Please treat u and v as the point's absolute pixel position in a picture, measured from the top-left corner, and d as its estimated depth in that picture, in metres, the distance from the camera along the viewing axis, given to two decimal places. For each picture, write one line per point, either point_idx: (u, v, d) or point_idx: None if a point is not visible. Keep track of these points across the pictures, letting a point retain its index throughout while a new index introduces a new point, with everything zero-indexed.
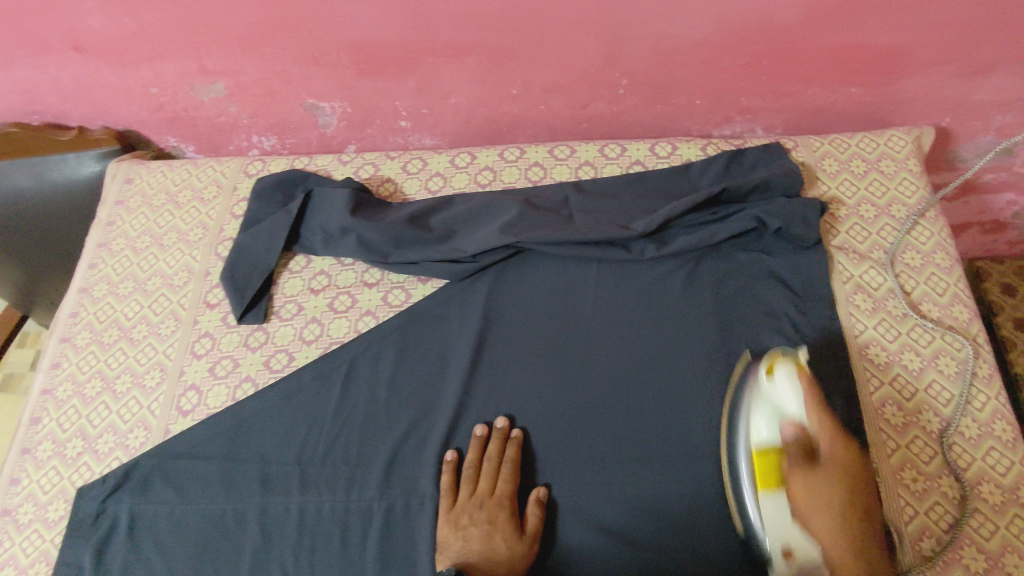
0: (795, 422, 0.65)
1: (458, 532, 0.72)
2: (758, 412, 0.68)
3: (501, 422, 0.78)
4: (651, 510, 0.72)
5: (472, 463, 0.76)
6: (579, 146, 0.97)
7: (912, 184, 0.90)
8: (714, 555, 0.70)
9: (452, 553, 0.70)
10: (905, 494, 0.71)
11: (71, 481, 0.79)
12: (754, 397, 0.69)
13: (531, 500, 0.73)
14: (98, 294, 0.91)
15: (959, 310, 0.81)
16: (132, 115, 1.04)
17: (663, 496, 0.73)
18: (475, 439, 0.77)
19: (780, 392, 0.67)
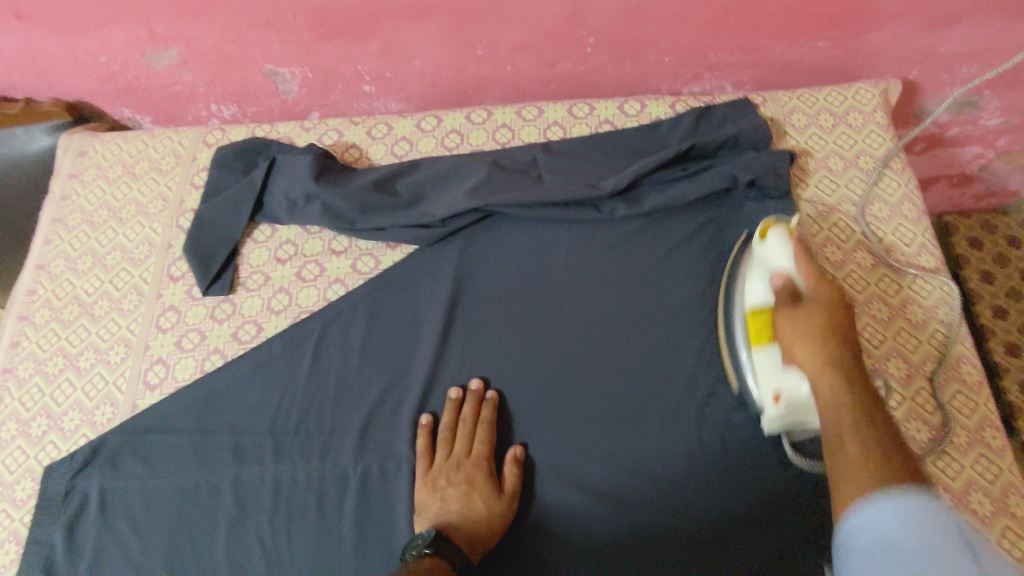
0: (784, 277, 0.65)
1: (435, 493, 0.71)
2: (757, 275, 0.69)
3: (476, 384, 0.77)
4: (625, 465, 0.73)
5: (449, 426, 0.75)
6: (547, 107, 0.95)
7: (880, 136, 0.90)
8: (688, 505, 0.70)
9: (431, 514, 0.70)
10: None
11: (38, 460, 0.77)
12: (750, 265, 0.72)
13: (508, 460, 0.73)
14: (55, 270, 0.89)
15: (927, 259, 0.82)
16: (83, 86, 1.00)
17: (636, 451, 0.73)
18: (450, 401, 0.77)
19: (771, 250, 0.67)
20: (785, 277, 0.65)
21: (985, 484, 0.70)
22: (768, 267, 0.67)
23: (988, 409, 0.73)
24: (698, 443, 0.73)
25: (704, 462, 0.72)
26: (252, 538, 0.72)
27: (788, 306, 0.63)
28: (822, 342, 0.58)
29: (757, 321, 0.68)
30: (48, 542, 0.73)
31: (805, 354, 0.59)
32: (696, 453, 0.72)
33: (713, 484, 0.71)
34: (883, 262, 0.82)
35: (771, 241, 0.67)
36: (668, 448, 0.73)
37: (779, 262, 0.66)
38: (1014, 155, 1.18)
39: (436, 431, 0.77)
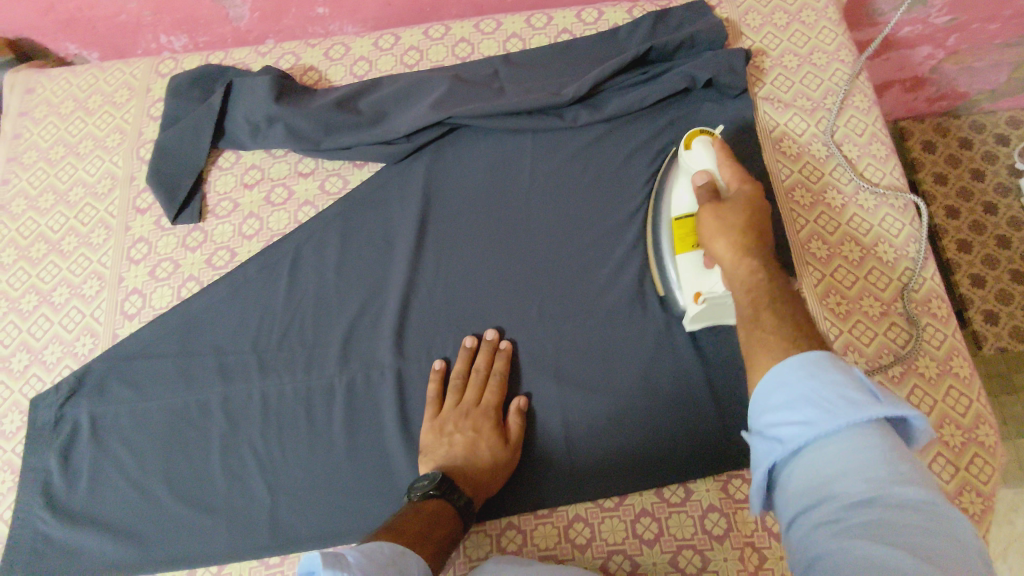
0: (706, 173, 0.68)
1: (443, 438, 0.71)
2: (682, 184, 0.73)
3: (491, 333, 0.78)
4: (600, 357, 0.76)
5: (461, 374, 0.76)
6: (505, 19, 0.94)
7: (832, 32, 0.92)
8: (660, 388, 0.74)
9: (434, 456, 0.71)
10: (831, 317, 0.78)
11: (23, 393, 0.78)
12: (677, 178, 0.74)
13: (512, 411, 0.74)
14: (17, 210, 0.87)
15: (877, 148, 0.85)
16: (21, 19, 0.96)
17: (610, 345, 0.77)
18: (464, 350, 0.77)
19: (695, 155, 0.70)
20: (707, 173, 0.68)
21: (931, 349, 0.75)
22: (690, 170, 0.71)
23: (934, 282, 0.78)
24: (667, 332, 0.77)
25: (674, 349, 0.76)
26: (246, 450, 0.75)
27: (710, 202, 0.65)
28: (734, 237, 0.61)
29: (683, 228, 0.72)
30: (43, 468, 0.75)
31: (722, 248, 0.62)
32: (665, 341, 0.76)
33: (683, 369, 0.75)
34: (836, 153, 0.85)
35: (699, 147, 0.70)
36: (639, 338, 0.77)
37: (704, 164, 0.69)
38: (963, 54, 1.22)
39: (447, 378, 0.77)
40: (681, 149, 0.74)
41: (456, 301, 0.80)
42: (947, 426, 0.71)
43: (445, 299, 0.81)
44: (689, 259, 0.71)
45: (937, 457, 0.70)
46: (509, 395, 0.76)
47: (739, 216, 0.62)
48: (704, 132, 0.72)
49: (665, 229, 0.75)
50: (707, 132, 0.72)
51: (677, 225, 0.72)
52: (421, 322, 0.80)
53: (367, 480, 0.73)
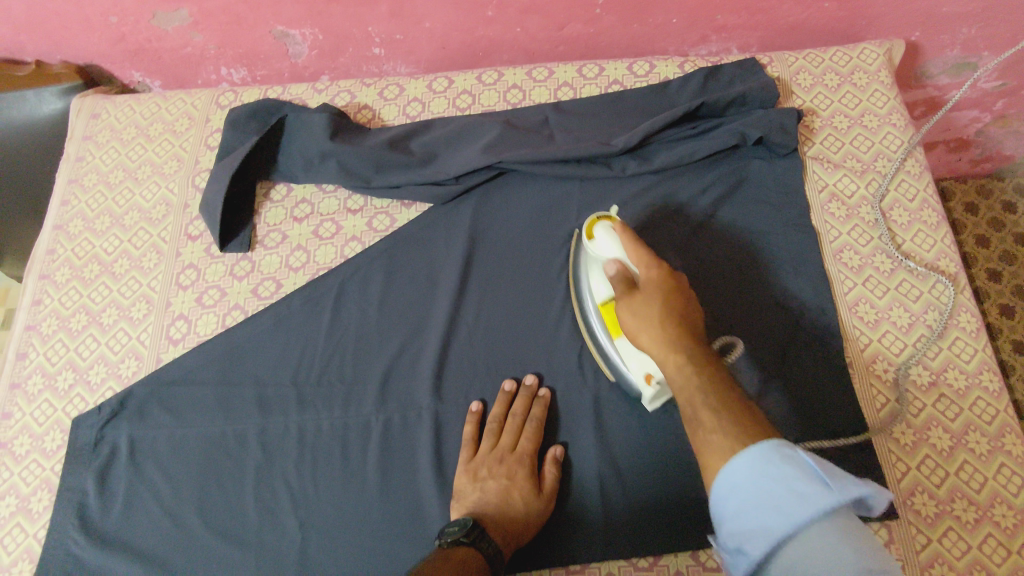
0: (616, 263, 0.66)
1: (476, 482, 0.71)
2: (596, 274, 0.73)
3: (530, 379, 0.77)
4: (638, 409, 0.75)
5: (497, 418, 0.75)
6: (557, 68, 0.96)
7: (884, 95, 0.91)
8: None
9: (467, 501, 0.70)
10: (879, 384, 0.76)
11: (66, 412, 0.79)
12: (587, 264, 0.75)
13: (549, 460, 0.73)
14: (74, 230, 0.90)
15: (928, 214, 0.84)
16: (93, 48, 1.00)
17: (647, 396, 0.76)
18: (503, 393, 0.76)
19: (601, 247, 0.69)
20: (618, 262, 0.66)
21: (982, 424, 0.72)
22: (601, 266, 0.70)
23: (986, 354, 0.76)
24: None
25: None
26: (279, 484, 0.75)
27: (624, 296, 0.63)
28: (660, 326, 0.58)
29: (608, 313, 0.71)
30: (78, 490, 0.75)
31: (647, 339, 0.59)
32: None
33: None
34: (885, 216, 0.85)
35: (602, 238, 0.69)
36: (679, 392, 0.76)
37: (613, 255, 0.68)
38: (1011, 120, 1.21)
39: (483, 422, 0.77)
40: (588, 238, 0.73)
41: (496, 344, 0.80)
42: (999, 506, 0.68)
43: (485, 343, 0.80)
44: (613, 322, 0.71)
45: (988, 538, 0.67)
46: (545, 443, 0.75)
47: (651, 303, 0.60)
48: (603, 220, 0.72)
49: (594, 316, 0.74)
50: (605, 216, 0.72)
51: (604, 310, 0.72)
52: (460, 363, 0.80)
53: (399, 523, 0.72)
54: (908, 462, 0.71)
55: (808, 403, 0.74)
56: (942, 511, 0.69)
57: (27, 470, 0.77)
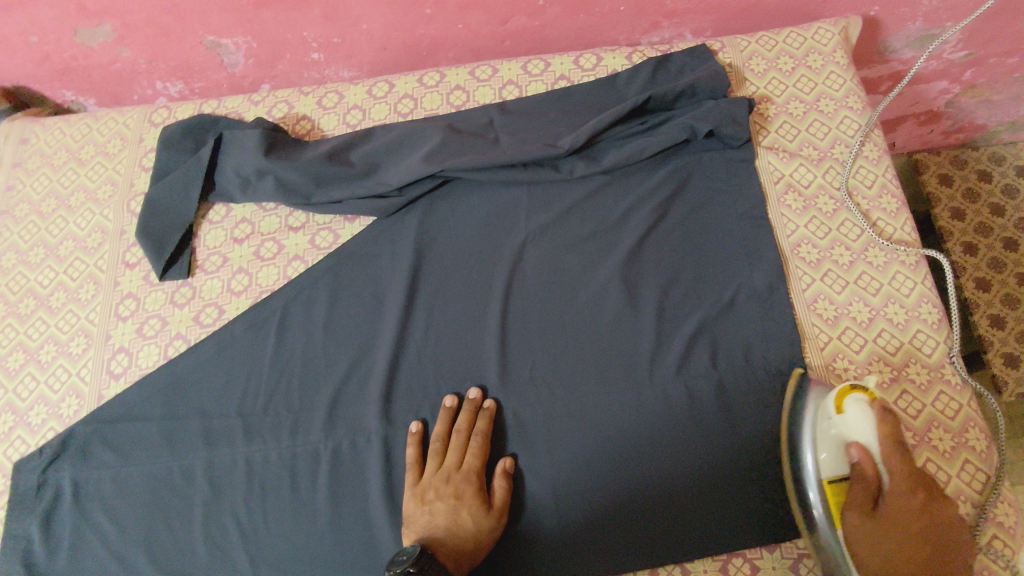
0: (858, 449, 0.60)
1: (424, 506, 0.69)
2: (827, 444, 0.64)
3: (474, 394, 0.75)
4: (581, 414, 0.74)
5: (441, 436, 0.73)
6: (501, 65, 0.92)
7: (840, 77, 0.88)
8: (657, 461, 0.71)
9: (417, 527, 0.68)
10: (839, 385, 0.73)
11: (7, 456, 0.77)
12: (814, 427, 0.66)
13: (498, 473, 0.71)
14: (7, 264, 0.87)
15: (888, 201, 0.81)
16: (17, 69, 0.96)
17: (588, 398, 0.74)
18: (445, 409, 0.75)
19: (851, 422, 0.62)
20: (862, 454, 0.60)
21: (945, 420, 0.71)
22: (844, 437, 0.62)
23: (948, 347, 0.74)
24: (654, 388, 0.74)
25: (660, 405, 0.73)
26: (229, 518, 0.73)
27: (863, 506, 0.60)
28: (888, 545, 0.57)
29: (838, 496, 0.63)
30: (25, 536, 0.73)
31: (868, 541, 0.58)
32: (651, 400, 0.73)
33: (666, 427, 0.72)
34: (843, 206, 0.82)
35: (851, 411, 0.62)
36: (627, 396, 0.74)
37: (861, 436, 0.61)
38: (981, 89, 1.17)
39: (427, 441, 0.75)
40: (828, 398, 0.66)
41: (447, 362, 0.78)
42: (963, 504, 0.67)
43: (436, 361, 0.78)
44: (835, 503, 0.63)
45: None
46: (495, 457, 0.74)
47: (913, 505, 0.57)
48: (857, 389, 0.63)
49: (806, 453, 0.65)
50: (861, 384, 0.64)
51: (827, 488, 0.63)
52: (411, 383, 0.77)
53: (352, 552, 0.70)
54: None
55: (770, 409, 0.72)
56: None
57: None
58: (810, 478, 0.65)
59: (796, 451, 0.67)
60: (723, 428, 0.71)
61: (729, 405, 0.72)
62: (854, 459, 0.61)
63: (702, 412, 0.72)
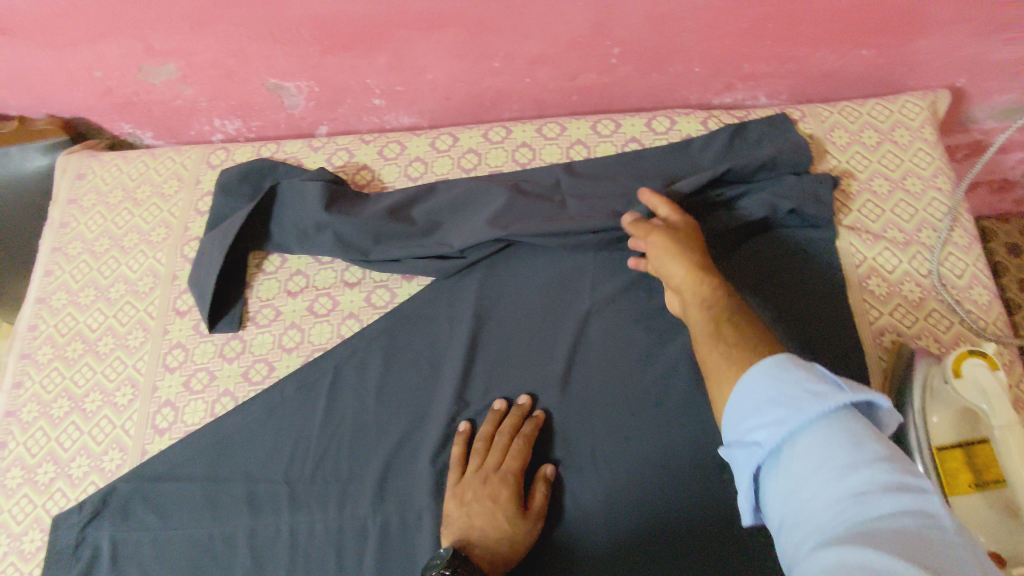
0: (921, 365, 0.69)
1: (462, 507, 0.67)
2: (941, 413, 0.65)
3: (524, 398, 0.74)
4: (638, 486, 0.69)
5: (484, 437, 0.72)
6: (570, 124, 0.89)
7: (928, 155, 0.83)
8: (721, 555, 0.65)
9: (453, 528, 0.66)
10: None
11: (46, 509, 0.75)
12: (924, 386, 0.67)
13: (539, 478, 0.69)
14: (57, 304, 0.85)
15: (979, 293, 0.76)
16: (78, 102, 0.95)
17: (645, 468, 0.69)
18: (492, 412, 0.74)
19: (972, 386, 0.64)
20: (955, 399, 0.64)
21: None
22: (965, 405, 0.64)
23: None
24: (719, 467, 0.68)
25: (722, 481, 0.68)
26: None
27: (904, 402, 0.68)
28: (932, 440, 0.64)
29: (956, 460, 0.63)
30: None
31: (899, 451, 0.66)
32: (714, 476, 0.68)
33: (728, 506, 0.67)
34: (932, 294, 0.76)
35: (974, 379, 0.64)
36: (689, 472, 0.68)
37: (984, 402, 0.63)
38: None
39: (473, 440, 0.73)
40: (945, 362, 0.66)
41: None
42: None
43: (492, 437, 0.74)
44: (953, 471, 0.63)
45: None
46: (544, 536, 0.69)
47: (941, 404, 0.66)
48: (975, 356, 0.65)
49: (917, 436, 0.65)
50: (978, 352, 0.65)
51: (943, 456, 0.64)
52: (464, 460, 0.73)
53: None
54: None
55: None
56: None
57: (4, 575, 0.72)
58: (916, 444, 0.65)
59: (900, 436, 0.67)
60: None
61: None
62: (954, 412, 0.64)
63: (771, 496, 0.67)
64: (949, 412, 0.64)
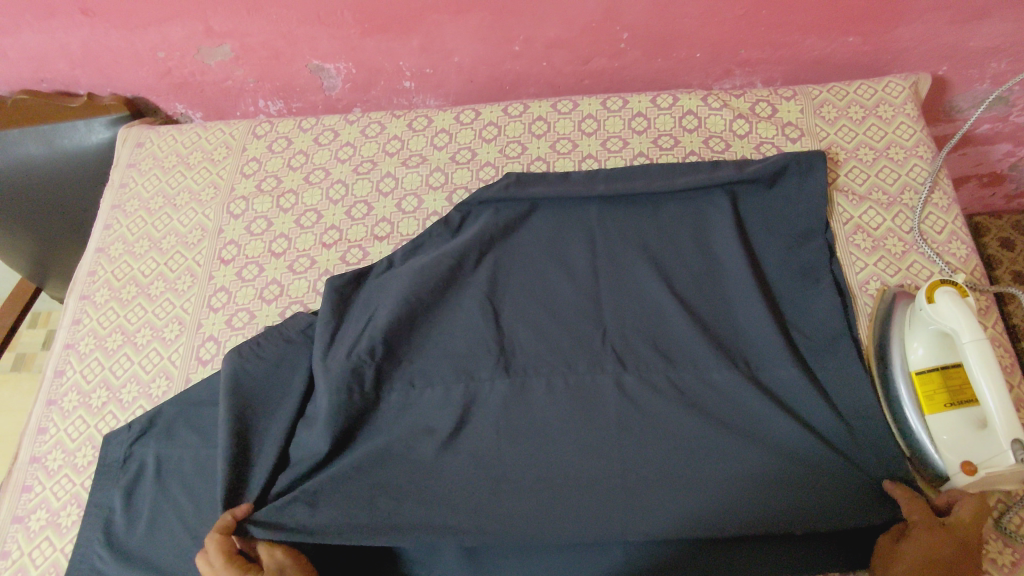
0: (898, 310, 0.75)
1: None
2: (921, 345, 0.71)
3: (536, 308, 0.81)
4: (718, 510, 0.67)
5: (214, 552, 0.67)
6: (582, 101, 0.98)
7: (910, 128, 0.91)
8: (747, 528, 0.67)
9: None
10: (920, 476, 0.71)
11: (98, 429, 0.82)
12: (908, 323, 0.73)
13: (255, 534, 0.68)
14: (115, 253, 0.95)
15: (958, 247, 0.82)
16: (140, 81, 1.06)
17: (724, 485, 0.68)
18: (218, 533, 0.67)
19: (944, 316, 0.67)
20: (929, 331, 0.70)
21: None
22: (939, 334, 0.69)
23: (1019, 392, 0.74)
24: (793, 445, 0.69)
25: (782, 458, 0.68)
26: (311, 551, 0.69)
27: (881, 347, 0.75)
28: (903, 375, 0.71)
29: (933, 383, 0.69)
30: (106, 506, 0.76)
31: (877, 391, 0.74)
32: (784, 462, 0.68)
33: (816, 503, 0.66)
34: (914, 248, 0.83)
35: (946, 308, 0.67)
36: (761, 469, 0.68)
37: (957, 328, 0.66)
38: None
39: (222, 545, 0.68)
40: (917, 295, 0.71)
41: (535, 405, 0.75)
42: None
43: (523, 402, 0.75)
44: (929, 394, 0.69)
45: None
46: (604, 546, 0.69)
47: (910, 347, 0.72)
48: (947, 284, 0.69)
49: (899, 371, 0.72)
50: (949, 281, 0.70)
51: (921, 383, 0.69)
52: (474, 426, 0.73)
53: None
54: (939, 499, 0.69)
55: (851, 447, 0.69)
56: None
57: (58, 485, 0.80)
58: (899, 373, 0.72)
59: (885, 374, 0.73)
60: (807, 443, 0.69)
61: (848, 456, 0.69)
62: (930, 344, 0.70)
63: (832, 475, 0.67)
64: (927, 345, 0.70)
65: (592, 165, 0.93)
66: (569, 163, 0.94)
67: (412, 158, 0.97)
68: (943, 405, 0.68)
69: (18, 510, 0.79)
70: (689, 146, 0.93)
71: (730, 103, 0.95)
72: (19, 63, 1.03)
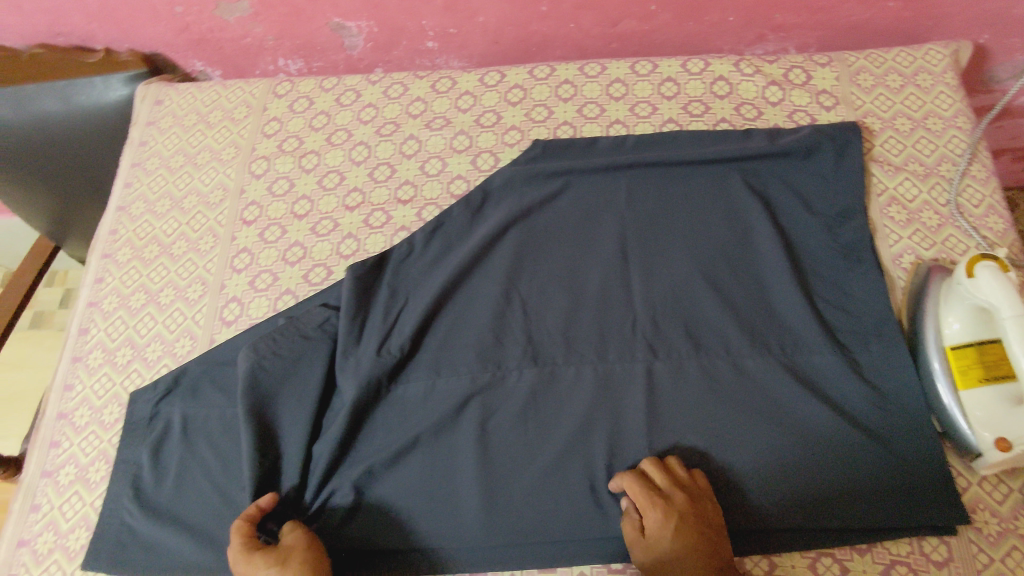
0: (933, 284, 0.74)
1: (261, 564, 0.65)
2: (957, 320, 0.70)
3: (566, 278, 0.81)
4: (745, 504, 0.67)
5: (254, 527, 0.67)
6: (610, 64, 0.96)
7: (949, 98, 0.88)
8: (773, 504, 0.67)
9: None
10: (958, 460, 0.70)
11: (123, 387, 0.83)
12: (946, 296, 0.71)
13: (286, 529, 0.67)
14: (136, 212, 0.94)
15: (995, 221, 0.80)
16: (157, 36, 1.03)
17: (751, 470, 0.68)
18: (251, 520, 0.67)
19: (984, 291, 0.66)
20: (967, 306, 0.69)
21: None
22: (977, 309, 0.68)
23: None
24: (820, 426, 0.69)
25: (812, 440, 0.68)
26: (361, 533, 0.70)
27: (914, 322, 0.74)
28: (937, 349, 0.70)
29: (968, 357, 0.68)
30: (134, 462, 0.77)
31: None
32: (815, 443, 0.68)
33: (840, 483, 0.67)
34: (950, 222, 0.81)
35: (987, 283, 0.66)
36: (789, 448, 0.68)
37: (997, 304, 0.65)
38: None
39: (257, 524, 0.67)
40: (957, 269, 0.70)
41: (562, 374, 0.75)
42: None
43: (549, 370, 0.75)
44: (963, 369, 0.68)
45: None
46: None
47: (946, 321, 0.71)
48: (988, 258, 0.68)
49: (933, 345, 0.71)
50: (990, 255, 0.68)
51: (956, 357, 0.69)
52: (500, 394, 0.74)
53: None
54: (969, 476, 0.68)
55: (879, 423, 0.69)
56: (1005, 529, 0.65)
57: (86, 441, 0.80)
58: (933, 348, 0.71)
59: (918, 348, 0.73)
60: (834, 415, 0.69)
61: (877, 434, 0.69)
62: (967, 319, 0.69)
63: (859, 453, 0.68)
64: (964, 320, 0.69)
65: (620, 131, 0.91)
66: (596, 128, 0.92)
67: (435, 121, 0.95)
68: (978, 380, 0.67)
69: (47, 464, 0.80)
70: (720, 113, 0.91)
71: (763, 69, 0.93)
72: (35, 16, 1.01)
